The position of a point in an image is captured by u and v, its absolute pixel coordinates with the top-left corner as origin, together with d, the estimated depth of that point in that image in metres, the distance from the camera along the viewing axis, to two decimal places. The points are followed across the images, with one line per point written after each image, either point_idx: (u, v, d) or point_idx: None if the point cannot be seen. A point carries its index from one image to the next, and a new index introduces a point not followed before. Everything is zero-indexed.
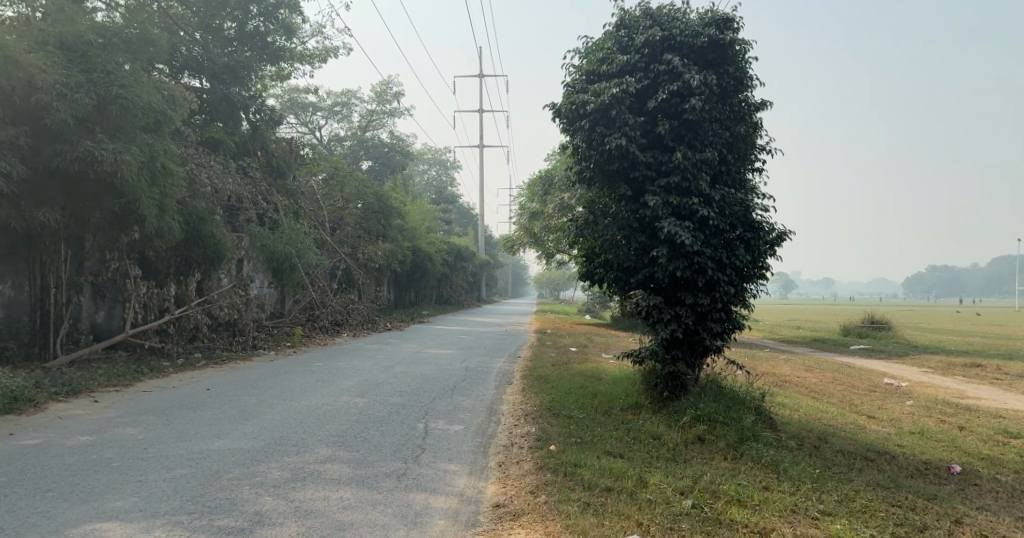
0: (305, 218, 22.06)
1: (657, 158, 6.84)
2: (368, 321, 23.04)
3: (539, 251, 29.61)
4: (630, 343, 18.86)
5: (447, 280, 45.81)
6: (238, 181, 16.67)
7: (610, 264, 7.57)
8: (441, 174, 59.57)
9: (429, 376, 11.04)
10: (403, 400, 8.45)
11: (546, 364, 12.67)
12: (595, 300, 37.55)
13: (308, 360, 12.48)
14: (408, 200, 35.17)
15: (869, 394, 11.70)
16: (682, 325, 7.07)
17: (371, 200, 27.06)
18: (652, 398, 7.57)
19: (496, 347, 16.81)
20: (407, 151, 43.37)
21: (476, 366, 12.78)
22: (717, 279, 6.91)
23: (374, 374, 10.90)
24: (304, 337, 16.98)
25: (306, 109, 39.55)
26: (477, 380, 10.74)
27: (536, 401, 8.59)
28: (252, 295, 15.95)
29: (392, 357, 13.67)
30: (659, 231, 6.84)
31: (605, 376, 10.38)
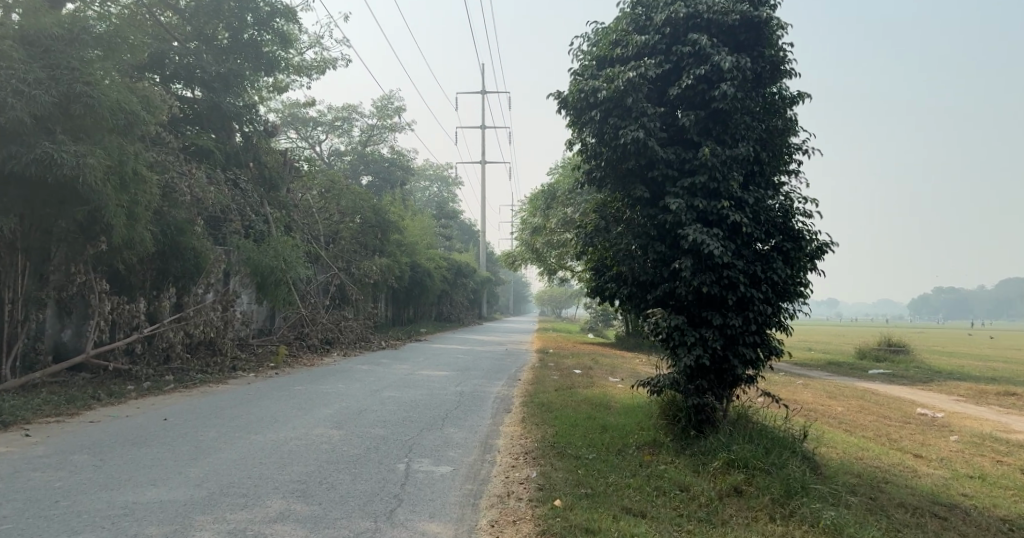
0: (297, 232, 21.11)
1: (680, 154, 5.87)
2: (362, 339, 22.01)
3: (542, 268, 28.62)
4: (638, 365, 17.78)
5: (447, 297, 44.81)
6: (225, 191, 15.67)
7: (623, 278, 6.63)
8: (443, 191, 58.83)
9: (419, 402, 10.00)
10: (386, 433, 7.43)
11: (549, 389, 11.63)
12: (598, 318, 36.50)
13: (289, 383, 11.45)
14: (407, 215, 34.25)
15: (905, 427, 10.61)
16: (708, 350, 6.11)
17: (368, 214, 26.11)
18: (674, 434, 6.61)
19: (495, 368, 15.75)
20: (409, 166, 42.54)
21: (472, 390, 11.73)
22: (751, 297, 5.95)
23: (359, 399, 9.85)
24: (290, 357, 15.97)
25: (306, 123, 38.78)
26: (472, 408, 9.71)
27: (538, 434, 7.58)
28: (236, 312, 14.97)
29: (382, 380, 12.63)
30: (683, 240, 5.87)
31: (616, 404, 9.35)
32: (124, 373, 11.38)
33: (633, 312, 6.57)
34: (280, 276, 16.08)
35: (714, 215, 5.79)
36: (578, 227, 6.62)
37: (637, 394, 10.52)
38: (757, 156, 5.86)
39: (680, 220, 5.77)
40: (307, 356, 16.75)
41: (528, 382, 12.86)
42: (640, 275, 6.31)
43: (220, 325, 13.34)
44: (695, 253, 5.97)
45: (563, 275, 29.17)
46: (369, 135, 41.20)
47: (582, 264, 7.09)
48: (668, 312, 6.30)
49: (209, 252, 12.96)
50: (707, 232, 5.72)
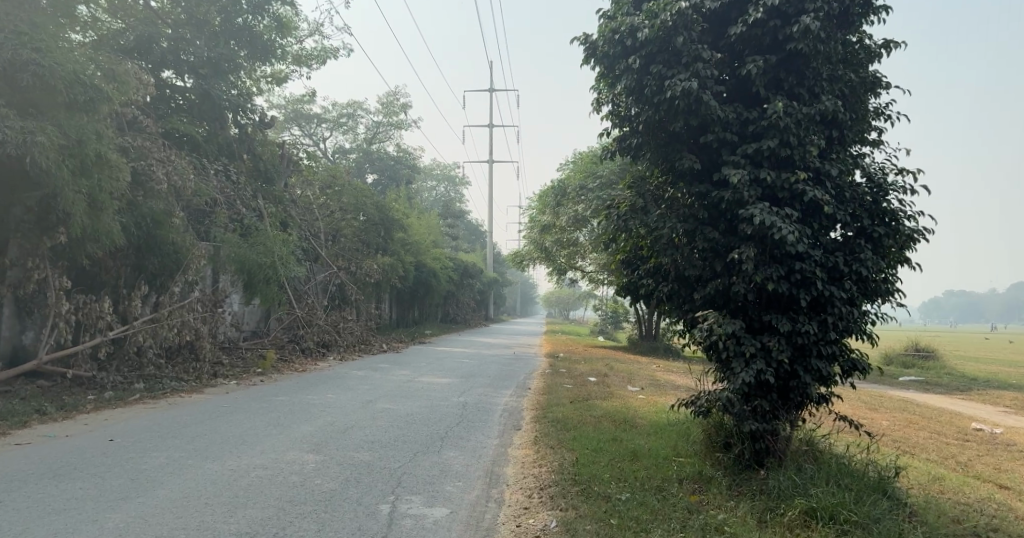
0: (295, 229, 19.83)
1: (741, 114, 4.65)
2: (361, 342, 20.75)
3: (552, 268, 27.30)
4: (656, 373, 16.46)
5: (452, 298, 43.58)
6: (214, 183, 14.32)
7: (664, 273, 5.45)
8: (449, 191, 57.63)
9: (417, 417, 8.70)
10: (372, 460, 6.12)
11: (564, 400, 10.34)
12: (607, 321, 35.19)
13: (271, 393, 10.16)
14: (412, 213, 32.99)
15: (971, 451, 9.29)
16: (772, 363, 4.97)
17: (371, 211, 24.82)
18: (726, 465, 5.52)
19: (503, 375, 14.46)
20: (414, 165, 41.26)
21: (477, 402, 10.44)
22: (831, 298, 4.76)
23: (346, 414, 8.55)
24: (279, 360, 14.73)
25: (311, 121, 37.52)
26: (476, 424, 8.41)
27: (557, 460, 6.32)
28: (223, 312, 13.74)
29: (377, 389, 11.35)
30: (744, 224, 4.68)
31: (645, 423, 8.05)
32: (85, 381, 10.10)
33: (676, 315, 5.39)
34: (271, 273, 14.83)
35: (786, 191, 4.57)
36: (608, 210, 5.43)
37: (668, 411, 9.20)
38: (841, 115, 4.63)
39: (742, 197, 4.57)
40: (299, 361, 15.51)
41: (540, 393, 11.55)
42: (687, 269, 5.13)
43: (202, 326, 12.07)
44: (759, 240, 4.79)
45: (573, 276, 27.83)
46: (374, 132, 39.89)
47: (611, 257, 5.90)
48: (722, 315, 5.12)
49: (191, 247, 11.62)
50: (777, 213, 4.51)
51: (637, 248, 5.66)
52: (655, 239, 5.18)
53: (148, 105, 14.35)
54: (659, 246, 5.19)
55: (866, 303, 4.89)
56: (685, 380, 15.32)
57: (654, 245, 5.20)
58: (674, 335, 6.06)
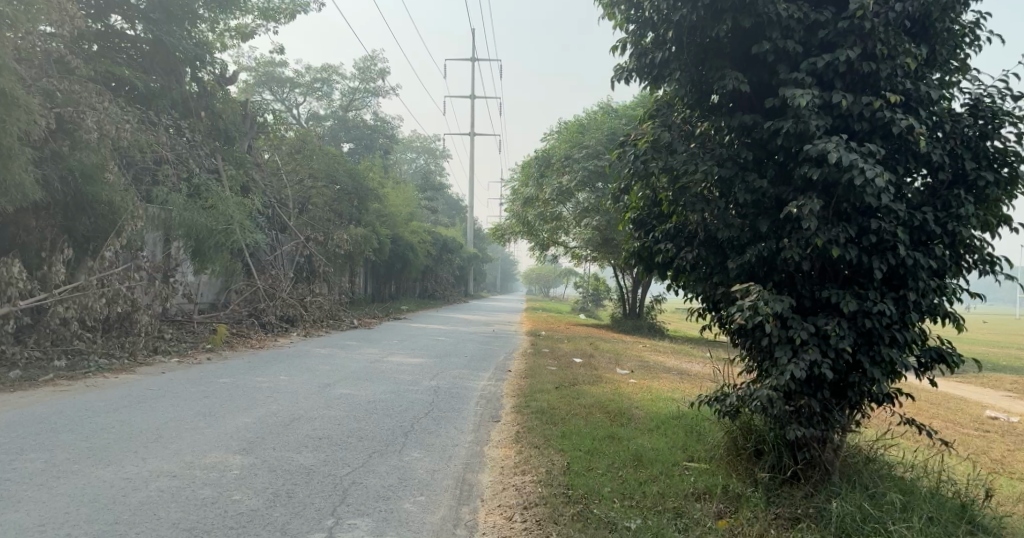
0: (258, 194, 18.38)
1: (808, 16, 3.59)
2: (329, 318, 19.42)
3: (534, 243, 26.02)
4: (644, 354, 15.41)
5: (430, 274, 42.23)
6: (164, 139, 12.87)
7: (687, 236, 4.35)
8: (429, 163, 56.02)
9: (380, 406, 7.45)
10: (311, 466, 4.84)
11: (549, 386, 9.22)
12: (588, 299, 34.12)
13: (215, 373, 8.88)
14: (388, 183, 31.44)
15: (996, 444, 8.37)
16: (831, 353, 3.92)
17: (344, 179, 23.36)
18: (760, 478, 4.48)
19: (481, 355, 13.29)
20: (392, 134, 39.65)
21: (451, 386, 9.27)
22: (914, 267, 3.72)
23: (295, 401, 7.28)
24: (234, 336, 13.39)
25: (283, 85, 35.65)
26: (447, 416, 7.17)
27: (545, 465, 5.16)
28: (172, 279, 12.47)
29: (339, 371, 10.11)
30: (809, 166, 3.62)
31: (644, 417, 6.89)
32: None
33: (704, 289, 4.29)
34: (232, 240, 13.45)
35: (864, 122, 3.53)
36: (621, 151, 4.30)
37: (669, 403, 8.08)
38: (936, 20, 3.59)
39: (809, 128, 3.51)
40: (257, 337, 14.17)
41: (521, 377, 10.39)
42: (723, 229, 4.04)
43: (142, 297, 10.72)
44: (823, 189, 3.75)
45: (555, 252, 26.65)
46: (350, 99, 38.17)
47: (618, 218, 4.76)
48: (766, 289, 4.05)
49: (127, 206, 10.07)
50: (858, 151, 3.45)
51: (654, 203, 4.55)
52: (684, 188, 4.08)
53: (88, 50, 12.79)
54: (688, 197, 4.09)
55: (954, 274, 3.87)
56: (676, 363, 14.26)
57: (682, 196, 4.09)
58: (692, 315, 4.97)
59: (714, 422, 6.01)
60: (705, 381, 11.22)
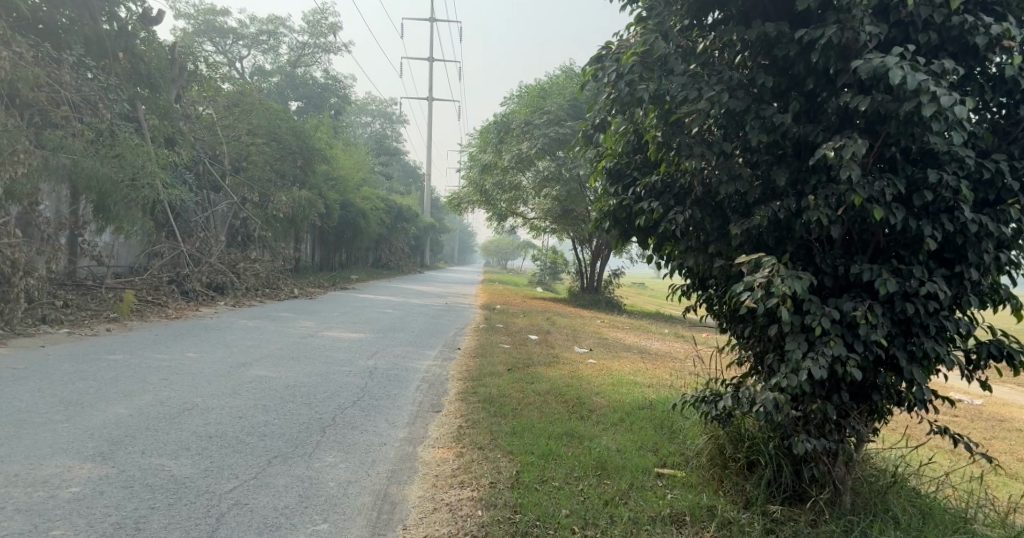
0: (185, 149, 17.06)
1: None
2: (265, 286, 18.26)
3: (491, 213, 24.89)
4: (603, 331, 14.60)
5: (383, 242, 40.97)
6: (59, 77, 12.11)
7: (679, 191, 3.46)
8: (384, 128, 54.25)
9: (298, 391, 6.38)
10: (181, 479, 3.81)
11: (500, 367, 8.22)
12: (545, 272, 33.34)
13: (103, 353, 7.88)
14: (338, 145, 29.90)
15: (987, 434, 7.72)
16: (861, 349, 2.99)
17: (289, 137, 21.90)
18: (754, 500, 3.55)
19: (428, 330, 12.28)
20: (344, 94, 37.97)
21: (389, 367, 8.24)
22: (978, 236, 2.83)
23: (192, 387, 6.19)
24: (141, 306, 12.38)
25: (226, 36, 33.72)
26: (377, 405, 6.12)
27: (488, 476, 4.14)
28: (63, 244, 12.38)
29: (262, 349, 9.05)
30: (852, 94, 2.86)
31: (608, 407, 5.91)
32: None
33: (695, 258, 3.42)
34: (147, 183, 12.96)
35: (931, 30, 3.03)
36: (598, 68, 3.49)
37: (636, 389, 7.12)
38: None
39: (858, 36, 2.81)
40: (174, 308, 13.02)
41: (472, 355, 9.41)
42: (727, 182, 3.18)
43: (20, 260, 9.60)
44: (867, 125, 2.96)
45: (512, 223, 25.66)
46: (298, 54, 36.24)
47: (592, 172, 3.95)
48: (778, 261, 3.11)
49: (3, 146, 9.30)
50: (926, 71, 2.65)
51: (640, 151, 3.73)
52: (679, 123, 3.29)
53: None
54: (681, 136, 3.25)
55: None
56: (636, 341, 13.48)
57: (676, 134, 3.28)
58: (675, 292, 4.00)
59: (693, 417, 5.05)
60: (667, 362, 10.43)
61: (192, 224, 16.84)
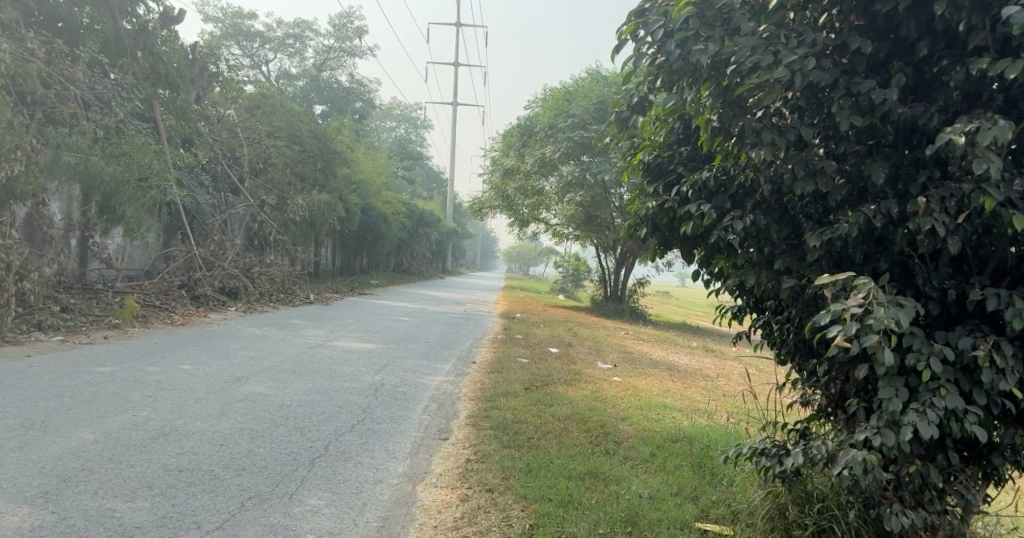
0: (201, 150, 16.77)
1: None
2: (281, 291, 17.82)
3: (513, 218, 24.19)
4: (629, 343, 13.92)
5: (405, 246, 40.58)
6: (70, 77, 11.82)
7: (741, 190, 3.25)
8: (409, 133, 53.99)
9: (290, 412, 5.76)
10: (130, 532, 3.25)
11: (516, 386, 7.57)
12: (568, 278, 32.64)
13: (92, 363, 7.41)
14: (360, 148, 29.50)
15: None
16: (981, 400, 2.52)
17: (310, 139, 21.53)
18: None
19: (443, 340, 11.69)
20: (370, 98, 37.67)
21: (396, 382, 7.63)
22: None
23: (172, 407, 5.59)
24: (147, 311, 11.98)
25: (254, 40, 33.75)
26: (377, 430, 5.44)
27: (494, 533, 3.50)
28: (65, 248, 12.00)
29: (265, 360, 8.52)
30: (989, 59, 2.63)
31: (637, 438, 5.15)
32: None
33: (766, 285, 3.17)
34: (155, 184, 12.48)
35: None
36: (641, 24, 3.26)
37: (669, 416, 6.38)
38: None
39: None
40: (182, 314, 12.59)
41: (487, 371, 8.75)
42: (801, 179, 2.94)
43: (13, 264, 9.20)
44: (1005, 102, 2.76)
45: (534, 229, 24.99)
46: (324, 58, 36.13)
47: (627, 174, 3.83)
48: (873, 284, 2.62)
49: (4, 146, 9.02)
50: None
51: (687, 143, 3.66)
52: (746, 105, 3.11)
53: None
54: (748, 119, 3.02)
55: None
56: (663, 356, 12.74)
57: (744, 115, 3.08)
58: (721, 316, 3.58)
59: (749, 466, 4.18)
60: (699, 381, 9.69)
61: (209, 227, 16.56)
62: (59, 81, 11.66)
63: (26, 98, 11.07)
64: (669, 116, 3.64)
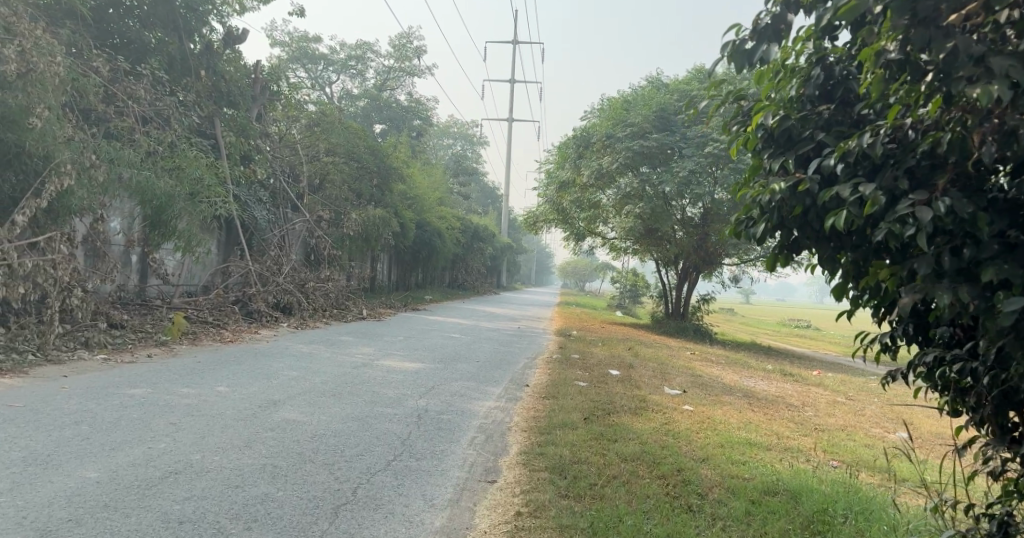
0: (259, 166, 16.60)
1: None
2: (335, 307, 17.46)
3: (569, 233, 23.46)
4: (698, 365, 12.98)
5: (460, 263, 40.22)
6: (132, 92, 11.70)
7: (926, 168, 2.75)
8: (465, 150, 53.92)
9: (320, 446, 5.18)
10: None
11: (575, 415, 6.80)
12: (626, 295, 31.64)
13: (129, 384, 6.91)
14: (416, 164, 29.27)
15: None
16: None
17: (367, 155, 21.25)
18: None
19: (499, 360, 11.00)
20: (427, 116, 37.59)
21: (447, 409, 6.96)
22: None
23: (192, 437, 5.01)
24: (196, 328, 11.58)
25: (318, 62, 34.22)
26: (415, 470, 4.84)
27: None
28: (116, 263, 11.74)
29: (309, 381, 7.93)
30: None
31: (724, 490, 4.47)
32: None
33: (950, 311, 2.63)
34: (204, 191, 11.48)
35: None
36: None
37: (757, 461, 5.64)
38: None
39: None
40: (231, 330, 12.21)
41: (544, 396, 7.98)
42: None
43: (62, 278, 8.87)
44: None
45: (592, 244, 24.17)
46: (384, 78, 36.35)
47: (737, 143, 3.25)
48: None
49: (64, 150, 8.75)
50: None
51: (826, 102, 3.10)
52: (946, 26, 2.54)
53: None
54: (964, 40, 2.49)
55: None
56: (735, 380, 11.77)
57: (947, 37, 2.52)
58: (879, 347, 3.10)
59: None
60: (783, 415, 8.90)
61: (266, 242, 16.35)
62: (119, 97, 11.57)
63: (87, 113, 10.97)
64: (804, 63, 3.08)
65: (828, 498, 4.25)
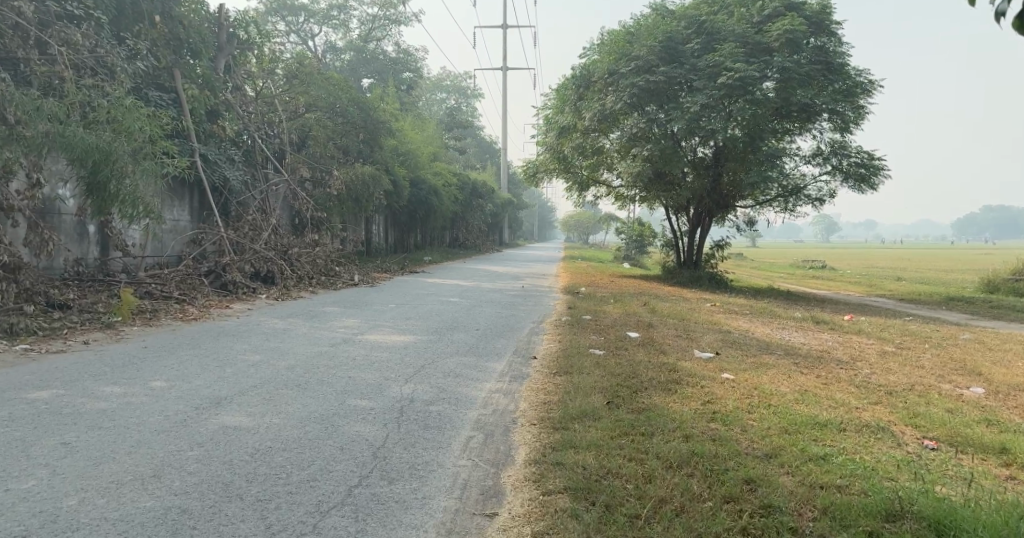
0: (227, 121, 15.02)
1: None
2: (323, 272, 16.08)
3: (571, 182, 21.89)
4: (723, 320, 11.58)
5: (457, 221, 38.69)
6: (63, 39, 10.07)
7: None
8: (460, 104, 51.84)
9: (257, 470, 3.82)
10: None
11: (598, 398, 5.46)
12: (631, 246, 30.17)
13: (36, 383, 5.54)
14: (406, 118, 27.51)
15: None
16: None
17: (352, 108, 19.58)
18: None
19: (501, 327, 9.61)
20: (417, 68, 35.52)
21: (436, 397, 5.61)
22: None
23: (77, 470, 3.66)
24: (156, 304, 10.23)
25: (297, 14, 32.13)
26: (385, 502, 3.50)
27: None
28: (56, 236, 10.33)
29: (273, 368, 6.57)
30: None
31: (825, 518, 3.37)
32: None
33: None
34: (153, 148, 9.95)
35: None
36: None
37: (838, 455, 4.27)
38: None
39: None
40: (198, 306, 10.84)
41: (559, 371, 6.62)
42: None
43: None
44: None
45: (596, 193, 22.59)
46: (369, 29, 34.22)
47: None
48: None
49: None
50: None
51: None
52: None
53: None
54: None
55: None
56: (769, 334, 10.39)
57: None
58: None
59: None
60: (837, 375, 7.56)
61: (242, 205, 14.89)
62: (51, 44, 9.95)
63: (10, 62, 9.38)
64: None
65: (994, 528, 3.17)
